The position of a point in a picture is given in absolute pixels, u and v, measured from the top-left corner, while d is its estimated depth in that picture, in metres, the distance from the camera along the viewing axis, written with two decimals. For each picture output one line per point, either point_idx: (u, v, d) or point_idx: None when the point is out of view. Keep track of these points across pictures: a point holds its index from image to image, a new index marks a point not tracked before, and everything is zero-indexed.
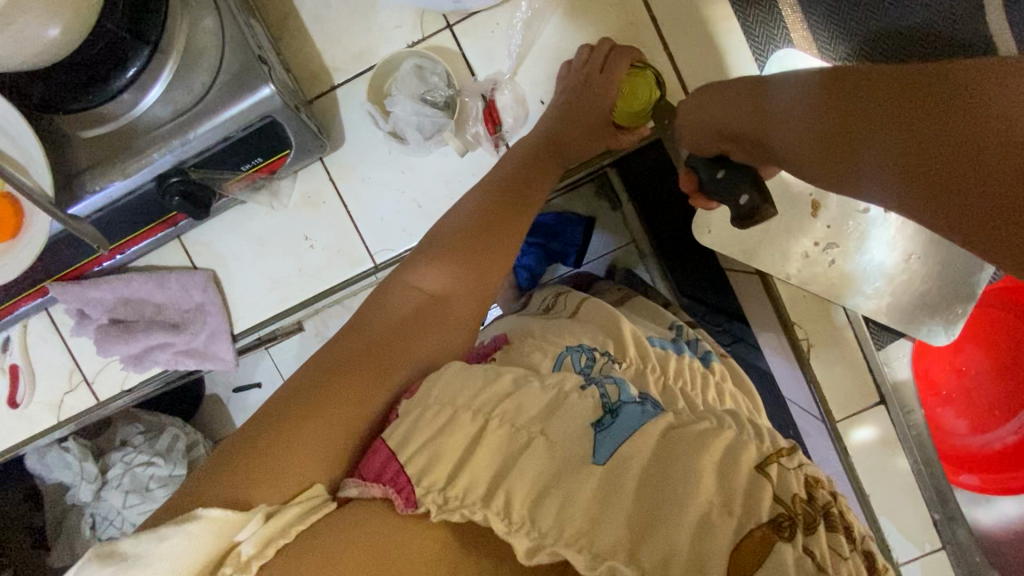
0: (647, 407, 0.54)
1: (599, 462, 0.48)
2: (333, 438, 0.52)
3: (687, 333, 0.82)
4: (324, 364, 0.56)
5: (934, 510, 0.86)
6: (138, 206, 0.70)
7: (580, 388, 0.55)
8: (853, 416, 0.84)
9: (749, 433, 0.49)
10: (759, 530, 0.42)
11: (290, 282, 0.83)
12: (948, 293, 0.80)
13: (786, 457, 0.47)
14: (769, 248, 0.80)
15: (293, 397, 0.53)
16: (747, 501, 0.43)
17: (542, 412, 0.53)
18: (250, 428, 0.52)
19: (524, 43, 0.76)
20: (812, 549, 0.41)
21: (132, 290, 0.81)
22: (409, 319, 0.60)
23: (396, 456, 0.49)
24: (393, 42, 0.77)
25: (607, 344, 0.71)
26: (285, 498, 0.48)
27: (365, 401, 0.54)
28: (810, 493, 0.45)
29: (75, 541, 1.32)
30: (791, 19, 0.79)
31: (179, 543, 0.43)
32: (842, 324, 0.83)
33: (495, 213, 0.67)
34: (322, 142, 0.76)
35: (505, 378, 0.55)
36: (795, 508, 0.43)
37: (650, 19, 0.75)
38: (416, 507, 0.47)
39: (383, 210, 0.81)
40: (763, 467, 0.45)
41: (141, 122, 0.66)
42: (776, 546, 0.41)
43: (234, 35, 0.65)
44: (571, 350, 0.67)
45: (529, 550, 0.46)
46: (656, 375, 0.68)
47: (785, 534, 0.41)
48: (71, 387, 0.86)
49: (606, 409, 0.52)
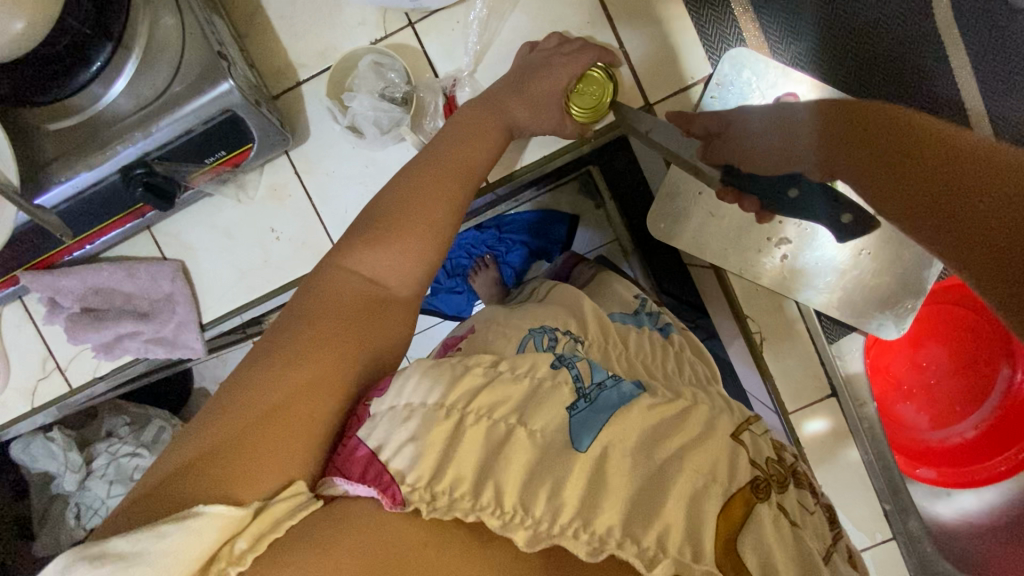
0: (619, 385, 0.58)
1: (583, 448, 0.52)
2: (308, 431, 0.53)
3: (650, 306, 0.86)
4: (293, 361, 0.55)
5: (884, 500, 0.88)
6: (105, 197, 0.72)
7: (556, 370, 0.59)
8: (805, 407, 0.87)
9: (722, 408, 0.60)
10: (741, 491, 0.50)
11: (259, 274, 0.85)
12: (897, 288, 0.82)
13: (756, 426, 0.59)
14: (733, 249, 0.82)
15: (256, 395, 0.52)
16: (730, 470, 0.51)
17: (519, 402, 0.56)
18: (216, 425, 0.51)
19: (482, 40, 0.78)
20: (786, 504, 0.52)
21: (102, 279, 0.83)
22: (350, 306, 0.60)
23: (376, 452, 0.52)
24: (356, 39, 0.79)
25: (570, 322, 0.74)
26: (268, 494, 0.49)
27: (334, 393, 0.56)
28: (777, 456, 0.57)
29: (59, 530, 1.33)
30: (744, 18, 0.81)
31: (180, 539, 0.42)
32: (794, 316, 0.85)
33: (441, 190, 0.67)
34: (286, 136, 0.78)
35: (477, 373, 0.57)
36: (769, 470, 0.54)
37: (606, 18, 0.77)
38: (404, 505, 0.49)
39: (346, 203, 0.83)
40: (739, 436, 0.56)
41: (104, 115, 0.68)
42: (756, 508, 0.49)
43: (195, 31, 0.67)
44: (534, 333, 0.69)
45: (528, 540, 0.48)
46: (622, 357, 0.70)
47: (762, 494, 0.51)
48: (44, 374, 0.89)
49: (581, 395, 0.57)
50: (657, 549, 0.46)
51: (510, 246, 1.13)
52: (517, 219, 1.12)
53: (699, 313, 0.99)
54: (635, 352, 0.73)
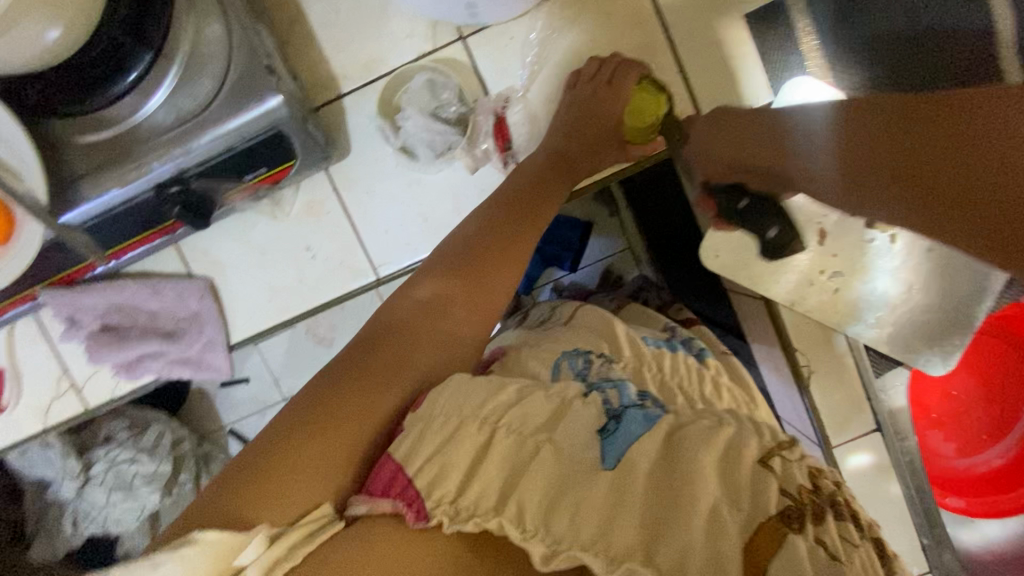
0: (648, 409, 0.54)
1: (609, 467, 0.49)
2: (341, 453, 0.52)
3: (681, 333, 0.82)
4: (336, 379, 0.56)
5: (922, 535, 0.87)
6: (134, 214, 0.67)
7: (583, 395, 0.55)
8: (849, 441, 0.85)
9: (749, 429, 0.52)
10: (768, 521, 0.45)
11: (291, 294, 0.81)
12: (947, 323, 0.80)
13: (788, 451, 0.51)
14: (774, 273, 0.80)
15: (300, 414, 0.53)
16: (754, 498, 0.46)
17: (546, 421, 0.52)
18: (259, 443, 0.53)
19: (537, 60, 0.75)
20: (823, 539, 0.45)
21: (126, 297, 0.79)
22: (404, 327, 0.60)
23: (402, 465, 0.50)
24: (403, 52, 0.75)
25: (603, 345, 0.71)
26: (289, 521, 0.49)
27: (370, 411, 0.54)
28: (813, 485, 0.49)
29: (56, 536, 1.30)
30: (807, 46, 0.75)
31: (175, 567, 0.43)
32: (842, 351, 0.84)
33: (500, 222, 0.67)
34: (328, 153, 0.74)
35: (510, 388, 0.54)
36: (801, 499, 0.47)
37: (665, 40, 0.74)
38: (427, 520, 0.47)
39: (387, 222, 0.79)
40: (766, 460, 0.49)
41: (141, 129, 0.63)
42: (787, 540, 0.44)
43: (242, 41, 0.63)
44: (567, 354, 0.67)
45: (545, 556, 0.46)
46: (658, 379, 0.69)
47: (795, 526, 0.45)
48: (59, 393, 0.84)
49: (609, 416, 0.53)
50: None
51: None
52: None
53: (732, 335, 0.98)
54: (669, 374, 0.70)
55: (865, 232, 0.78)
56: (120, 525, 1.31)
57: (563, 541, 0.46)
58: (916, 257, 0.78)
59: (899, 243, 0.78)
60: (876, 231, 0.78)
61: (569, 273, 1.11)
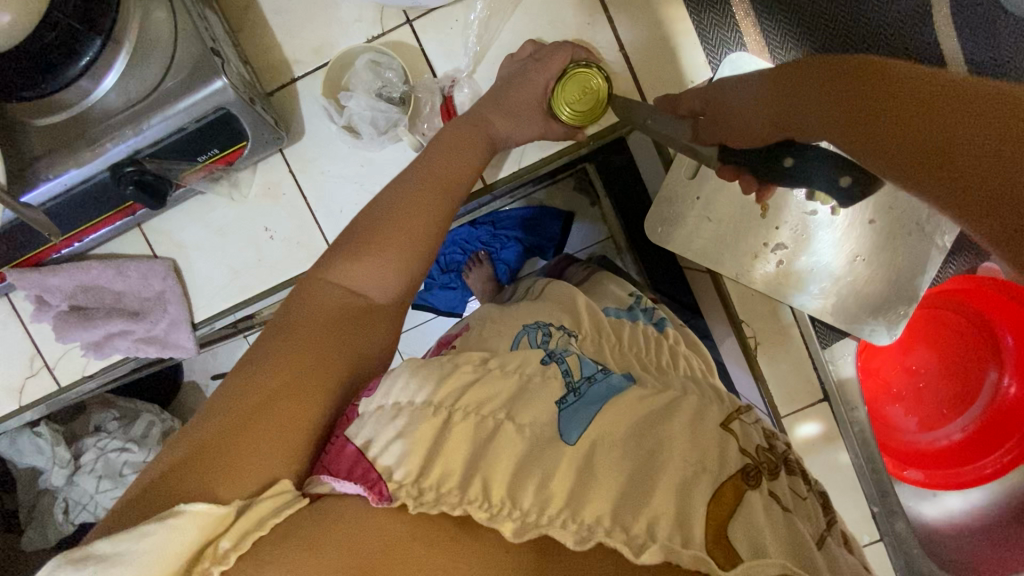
0: (608, 378, 0.58)
1: (571, 441, 0.52)
2: (291, 433, 0.54)
3: (645, 301, 0.83)
4: (276, 367, 0.56)
5: (872, 503, 0.89)
6: (93, 195, 0.71)
7: (544, 366, 0.59)
8: (797, 411, 0.88)
9: (710, 397, 0.57)
10: (731, 480, 0.48)
11: (251, 273, 0.84)
12: (891, 294, 0.82)
13: (746, 413, 0.56)
14: (722, 249, 0.82)
15: (252, 400, 0.53)
16: (721, 455, 0.50)
17: (510, 398, 0.56)
18: (206, 430, 0.51)
19: (482, 41, 0.77)
20: (778, 491, 0.49)
21: (91, 278, 0.82)
22: (339, 321, 0.62)
23: (363, 450, 0.52)
24: (353, 36, 0.78)
25: (564, 317, 0.73)
26: (253, 494, 0.49)
27: (322, 395, 0.57)
28: (769, 442, 0.54)
29: (47, 525, 1.32)
30: (745, 23, 0.81)
31: (162, 538, 0.42)
32: (788, 322, 0.86)
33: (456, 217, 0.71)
34: (279, 135, 0.77)
35: (466, 369, 0.58)
36: (759, 459, 0.51)
37: (606, 19, 0.76)
38: (391, 501, 0.48)
39: (341, 203, 0.82)
40: (727, 424, 0.53)
41: (95, 111, 0.66)
42: (746, 497, 0.47)
43: (188, 26, 0.66)
44: (529, 328, 0.69)
45: (516, 531, 0.46)
46: (617, 350, 0.69)
47: (753, 482, 0.48)
48: (32, 372, 0.87)
49: (569, 389, 0.56)
50: (645, 537, 0.45)
51: (504, 243, 1.13)
52: (513, 215, 1.10)
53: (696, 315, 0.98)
54: (629, 346, 0.71)
55: (806, 204, 0.80)
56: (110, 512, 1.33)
57: (532, 513, 0.47)
58: (858, 229, 0.81)
59: (842, 216, 0.80)
60: (817, 204, 0.79)
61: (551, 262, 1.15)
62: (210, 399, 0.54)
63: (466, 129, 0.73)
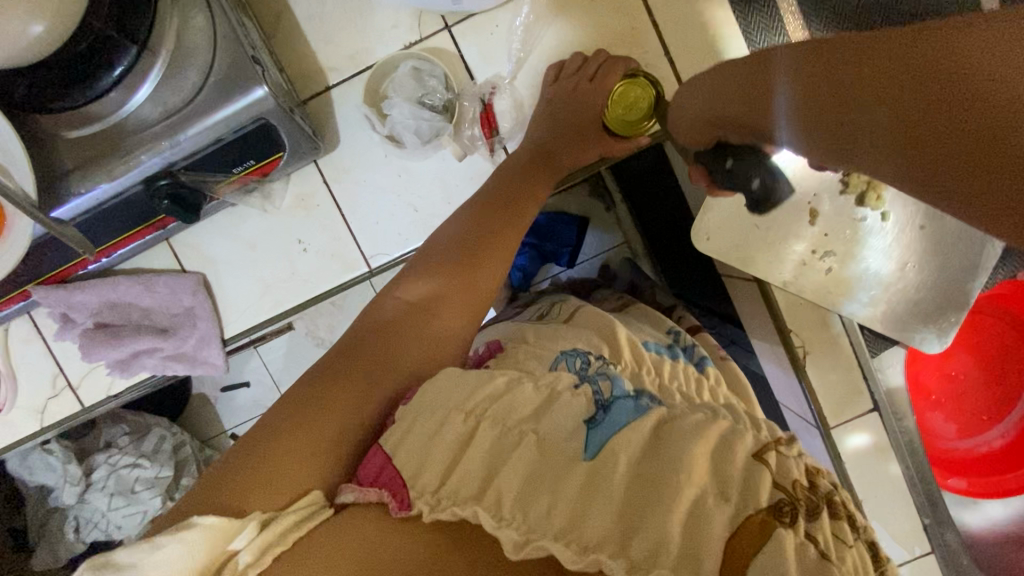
0: (640, 402, 0.52)
1: (588, 457, 0.47)
2: (325, 441, 0.53)
3: (684, 339, 0.79)
4: (322, 374, 0.57)
5: (924, 514, 0.88)
6: (125, 209, 0.68)
7: (574, 386, 0.54)
8: (849, 422, 0.86)
9: (745, 424, 0.49)
10: (759, 513, 0.42)
11: (282, 287, 0.81)
12: (942, 302, 0.80)
13: (786, 446, 0.47)
14: (764, 253, 0.80)
15: (286, 413, 0.54)
16: (745, 491, 0.43)
17: (531, 412, 0.51)
18: (245, 442, 0.53)
19: (524, 47, 0.75)
20: (816, 536, 0.41)
21: (119, 294, 0.79)
22: (391, 328, 0.61)
23: (391, 455, 0.50)
24: (390, 43, 0.76)
25: (603, 347, 0.67)
26: (280, 506, 0.49)
27: (362, 404, 0.55)
28: (810, 481, 0.45)
29: (58, 544, 1.28)
30: (792, 25, 0.78)
31: (174, 550, 0.44)
32: (839, 332, 0.83)
33: (493, 225, 0.69)
34: (316, 144, 0.74)
35: (499, 380, 0.53)
36: (796, 495, 0.43)
37: (650, 23, 0.74)
38: (410, 510, 0.47)
39: (377, 215, 0.79)
40: (760, 453, 0.45)
41: (128, 123, 0.63)
42: (775, 534, 0.40)
43: (228, 34, 0.63)
44: (568, 354, 0.63)
45: (517, 545, 0.44)
46: (657, 382, 0.64)
47: (787, 520, 0.41)
48: (55, 392, 0.84)
49: (598, 407, 0.51)
50: None
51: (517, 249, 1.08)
52: None
53: (728, 321, 0.96)
54: (669, 379, 0.66)
55: (855, 210, 0.79)
56: (122, 530, 1.29)
57: (535, 529, 0.44)
58: (908, 235, 0.79)
59: (892, 221, 0.79)
60: (866, 209, 0.78)
61: (566, 268, 1.10)
62: (275, 403, 0.56)
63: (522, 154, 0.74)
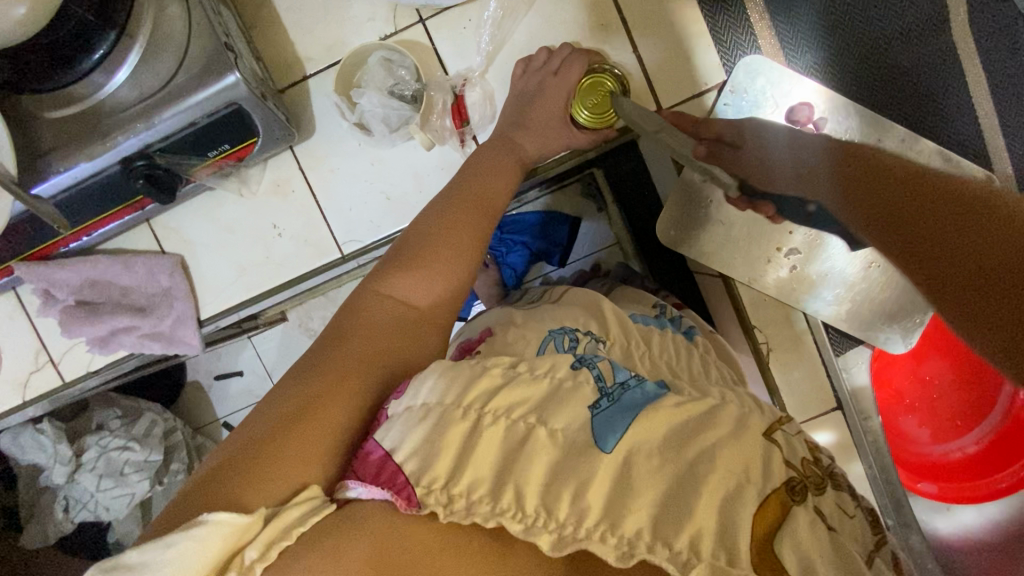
0: (645, 387, 0.53)
1: (605, 449, 0.48)
2: (322, 439, 0.53)
3: (670, 310, 0.79)
4: (317, 371, 0.57)
5: (889, 516, 0.88)
6: (104, 189, 0.70)
7: (575, 369, 0.54)
8: (813, 419, 0.88)
9: (751, 406, 0.53)
10: (775, 492, 0.45)
11: (258, 271, 0.84)
12: (907, 303, 0.80)
13: (787, 424, 0.52)
14: (733, 251, 0.81)
15: (279, 412, 0.54)
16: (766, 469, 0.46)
17: (486, 391, 0.52)
18: (237, 437, 0.54)
19: (495, 41, 0.77)
20: (822, 508, 0.46)
21: (100, 272, 0.82)
22: (381, 326, 0.62)
23: (390, 453, 0.49)
24: (366, 35, 0.78)
25: (590, 324, 0.68)
26: (280, 501, 0.49)
27: (354, 400, 0.56)
28: (813, 456, 0.51)
29: (46, 524, 1.28)
30: (760, 25, 0.79)
31: (187, 548, 0.44)
32: (803, 329, 0.86)
33: (481, 223, 0.70)
34: (290, 133, 0.77)
35: (496, 372, 0.53)
36: (804, 472, 0.48)
37: (620, 18, 0.75)
38: (419, 507, 0.47)
39: (350, 202, 0.81)
40: (770, 434, 0.50)
41: (106, 105, 0.66)
42: (793, 511, 0.44)
43: (202, 22, 0.66)
44: (554, 332, 0.66)
45: (553, 543, 0.45)
46: (648, 358, 0.65)
47: (798, 496, 0.45)
48: (37, 367, 0.87)
49: (603, 395, 0.52)
50: (689, 552, 0.43)
51: (510, 247, 1.09)
52: (517, 218, 1.08)
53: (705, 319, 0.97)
54: (659, 353, 0.68)
55: None
56: (111, 512, 1.28)
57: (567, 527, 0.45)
58: None
59: None
60: None
61: (557, 268, 1.11)
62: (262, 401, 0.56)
63: (493, 147, 0.75)
